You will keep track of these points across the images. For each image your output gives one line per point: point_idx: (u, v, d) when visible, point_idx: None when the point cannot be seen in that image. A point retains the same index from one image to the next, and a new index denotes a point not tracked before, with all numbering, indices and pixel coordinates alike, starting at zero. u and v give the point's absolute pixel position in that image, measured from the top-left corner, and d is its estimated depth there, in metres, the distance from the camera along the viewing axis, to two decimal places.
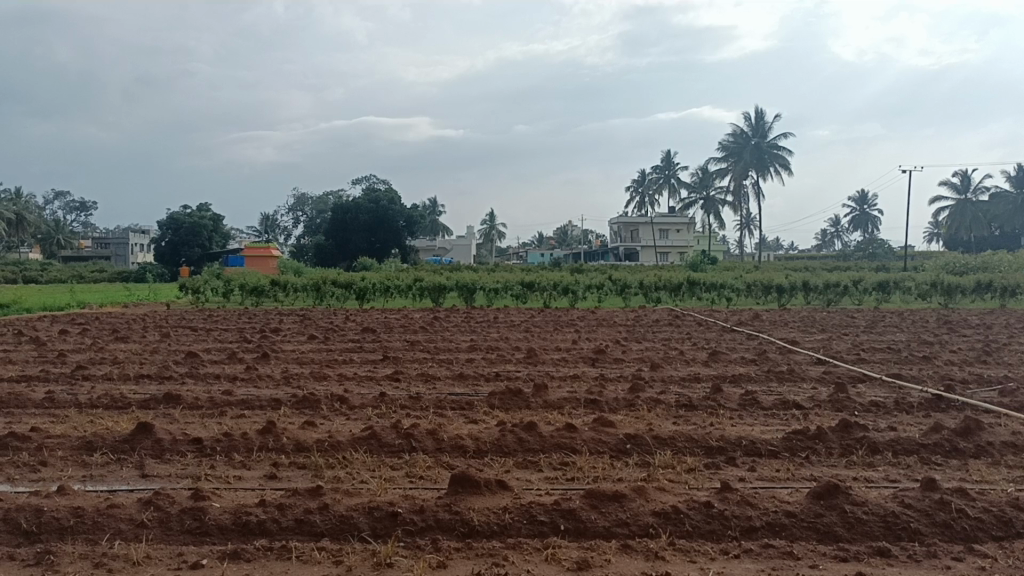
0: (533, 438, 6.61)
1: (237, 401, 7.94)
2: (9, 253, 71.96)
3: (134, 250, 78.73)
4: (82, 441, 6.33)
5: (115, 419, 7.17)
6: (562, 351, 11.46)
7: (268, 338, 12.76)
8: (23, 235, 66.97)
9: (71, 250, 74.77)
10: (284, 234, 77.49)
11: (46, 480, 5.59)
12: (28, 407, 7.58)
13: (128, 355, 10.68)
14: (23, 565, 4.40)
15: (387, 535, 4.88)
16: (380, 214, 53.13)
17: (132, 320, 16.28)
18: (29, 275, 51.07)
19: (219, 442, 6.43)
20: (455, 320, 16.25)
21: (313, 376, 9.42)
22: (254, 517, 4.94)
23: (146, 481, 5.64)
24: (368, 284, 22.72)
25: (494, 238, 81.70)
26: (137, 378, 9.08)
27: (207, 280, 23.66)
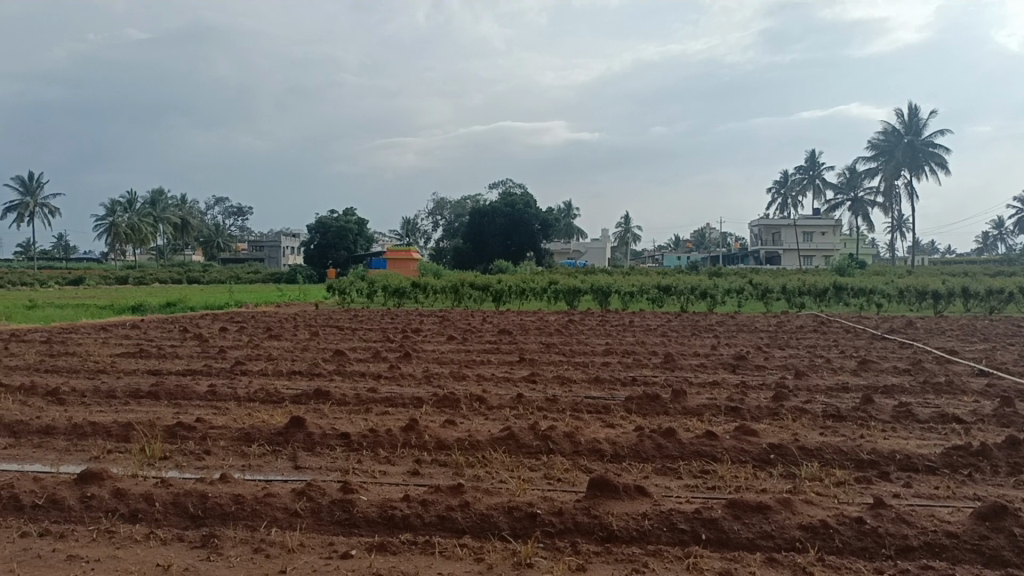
0: (672, 444, 6.51)
1: (382, 398, 8.23)
2: (175, 256, 77.54)
3: (286, 252, 82.90)
4: (241, 433, 6.73)
5: (271, 412, 7.59)
6: (701, 357, 11.24)
7: (410, 337, 13.18)
8: (188, 238, 72.07)
9: (229, 252, 79.80)
10: (424, 237, 79.71)
11: (210, 468, 5.97)
12: (193, 398, 8.14)
13: (281, 352, 11.28)
14: (191, 546, 4.72)
15: (526, 535, 4.93)
16: (516, 217, 53.69)
17: (285, 319, 17.21)
18: (192, 275, 54.83)
19: (365, 437, 6.68)
20: (590, 323, 16.20)
21: (453, 376, 9.64)
22: (399, 511, 5.10)
23: (298, 472, 5.93)
24: (505, 286, 23.00)
25: (629, 241, 81.06)
26: (289, 374, 9.58)
27: (353, 282, 24.72)
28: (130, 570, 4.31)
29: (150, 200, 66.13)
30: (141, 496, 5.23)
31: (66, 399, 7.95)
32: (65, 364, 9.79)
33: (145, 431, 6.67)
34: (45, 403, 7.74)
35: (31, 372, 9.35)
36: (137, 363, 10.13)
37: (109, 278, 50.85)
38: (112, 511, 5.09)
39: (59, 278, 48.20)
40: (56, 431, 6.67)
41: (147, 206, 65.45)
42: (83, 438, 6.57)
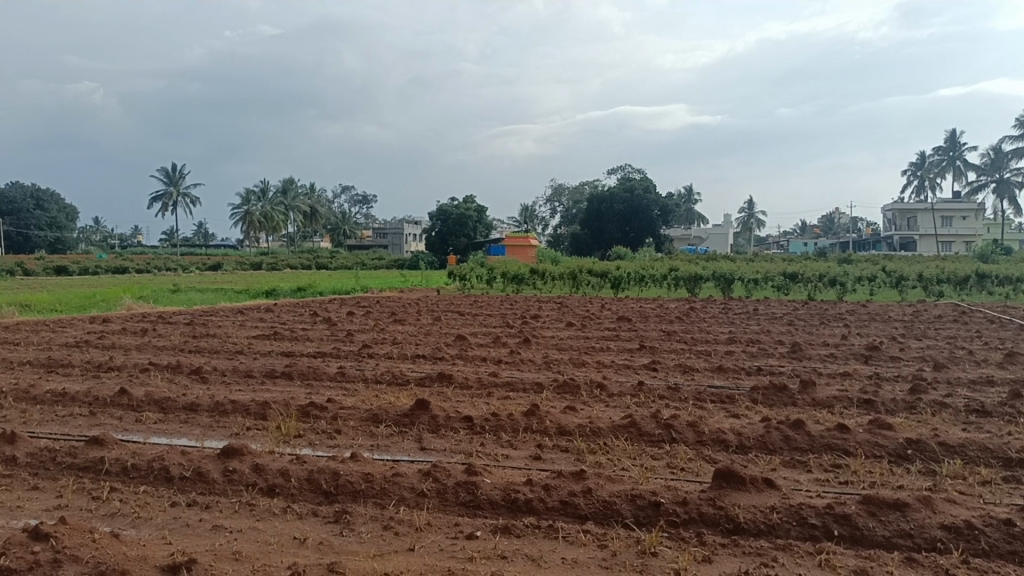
0: (801, 437, 6.30)
1: (503, 383, 8.33)
2: (304, 243, 80.79)
3: (409, 239, 84.86)
4: (369, 414, 6.96)
5: (397, 394, 7.80)
6: (830, 347, 10.82)
7: (529, 323, 13.26)
8: (317, 225, 74.86)
9: (355, 239, 82.50)
10: (542, 224, 79.99)
11: (341, 446, 6.21)
12: (324, 379, 8.47)
13: (405, 336, 11.58)
14: (325, 521, 4.92)
15: (650, 524, 4.88)
16: (635, 203, 53.09)
17: (409, 304, 17.69)
18: (321, 261, 56.92)
19: (487, 421, 6.78)
20: (713, 311, 15.86)
21: (573, 362, 9.64)
22: (522, 495, 5.15)
23: (424, 454, 6.08)
24: (623, 273, 22.77)
25: (752, 227, 78.84)
26: (414, 357, 9.83)
27: (472, 268, 25.13)
28: (270, 542, 4.53)
29: (282, 189, 68.97)
30: (278, 471, 5.49)
31: (208, 377, 8.43)
32: (206, 345, 10.38)
33: (280, 409, 6.99)
34: (190, 381, 8.23)
35: (177, 352, 9.95)
36: (271, 344, 10.62)
37: (245, 263, 53.51)
38: (252, 485, 5.36)
39: (200, 263, 51.10)
40: (200, 407, 7.07)
41: (279, 195, 68.39)
42: (225, 415, 6.94)
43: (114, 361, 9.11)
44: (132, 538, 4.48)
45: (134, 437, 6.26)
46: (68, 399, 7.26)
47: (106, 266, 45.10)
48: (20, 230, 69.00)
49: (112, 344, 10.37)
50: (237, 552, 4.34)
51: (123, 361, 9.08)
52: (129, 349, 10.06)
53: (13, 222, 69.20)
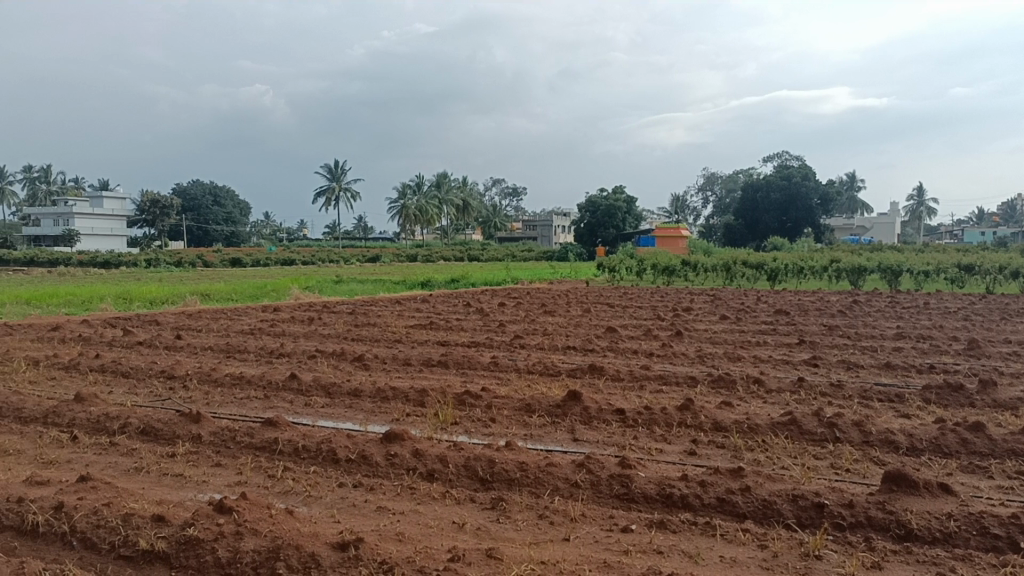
0: (981, 441, 5.87)
1: (655, 376, 8.23)
2: (457, 236, 82.80)
3: (558, 231, 85.11)
4: (522, 403, 7.05)
5: (549, 385, 7.87)
6: (1013, 345, 9.99)
7: (681, 316, 13.01)
8: (469, 218, 76.49)
9: (505, 232, 83.71)
10: (693, 215, 78.35)
11: (496, 435, 6.33)
12: (478, 368, 8.67)
13: (556, 327, 11.66)
14: (482, 507, 5.03)
15: (813, 526, 4.69)
16: (793, 191, 50.95)
17: (559, 295, 17.78)
18: (473, 253, 58.17)
19: (640, 414, 6.72)
20: (879, 305, 15.02)
21: (728, 357, 9.39)
22: (678, 490, 5.07)
23: (577, 445, 6.11)
24: (781, 265, 21.89)
25: (922, 216, 73.97)
26: (565, 349, 9.88)
27: (622, 260, 24.94)
28: (431, 525, 4.69)
29: (435, 183, 70.91)
30: (437, 457, 5.66)
31: (370, 364, 8.81)
32: (367, 333, 10.84)
33: (437, 397, 7.20)
34: (353, 368, 8.63)
35: (340, 340, 10.46)
36: (427, 334, 10.97)
37: (401, 255, 55.46)
38: (412, 469, 5.56)
39: (360, 256, 53.47)
40: (363, 393, 7.40)
41: (432, 189, 70.38)
42: (386, 401, 7.24)
43: (284, 348, 9.69)
44: (304, 515, 4.76)
45: (303, 420, 6.63)
46: (245, 383, 7.79)
47: (275, 258, 47.99)
48: (200, 225, 74.45)
49: (283, 332, 11.02)
50: (400, 534, 4.51)
51: (293, 348, 9.64)
52: (298, 337, 10.67)
53: (194, 218, 74.72)
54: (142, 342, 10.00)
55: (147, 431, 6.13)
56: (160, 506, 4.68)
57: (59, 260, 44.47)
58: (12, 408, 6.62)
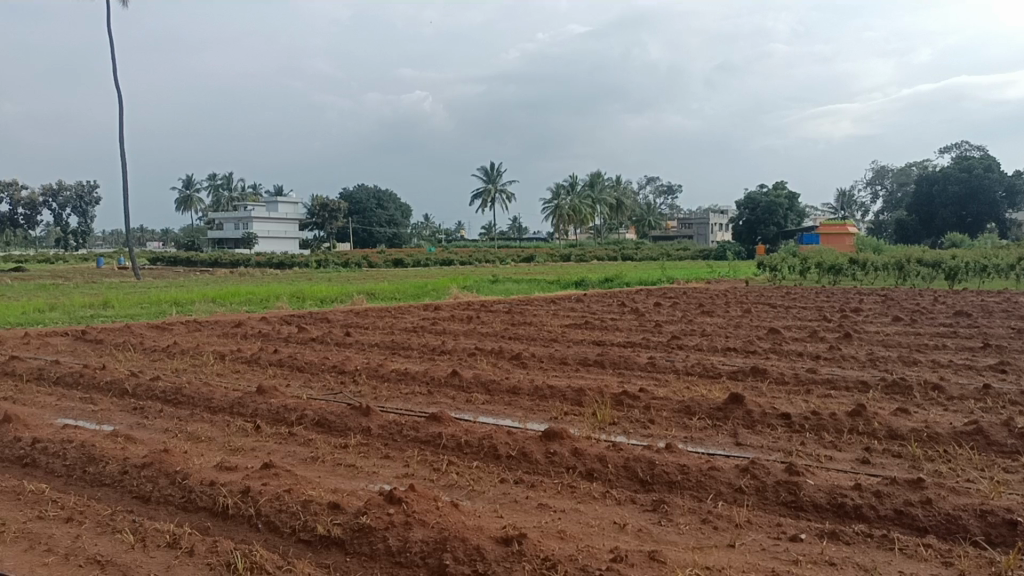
0: None
1: (823, 380, 7.87)
2: (611, 235, 82.50)
3: (715, 229, 83.04)
4: (682, 405, 6.93)
5: (709, 387, 7.69)
6: None
7: (849, 317, 12.39)
8: (623, 217, 75.97)
9: (660, 230, 82.59)
10: (861, 211, 74.41)
11: (655, 436, 6.26)
12: (635, 369, 8.60)
13: (715, 328, 11.38)
14: (643, 509, 4.98)
15: (1005, 544, 4.34)
16: (973, 184, 47.45)
17: (716, 295, 17.34)
18: (627, 252, 57.74)
19: (808, 420, 6.46)
20: None
21: (903, 361, 8.84)
22: (850, 500, 4.84)
23: (741, 449, 5.94)
24: (961, 263, 20.42)
25: None
26: (725, 350, 9.62)
27: (784, 258, 24.03)
28: (592, 524, 4.69)
29: (589, 183, 70.89)
30: (596, 457, 5.66)
31: (527, 363, 8.93)
32: (524, 332, 11.00)
33: (595, 397, 7.20)
34: (511, 366, 8.77)
35: (498, 338, 10.66)
36: (583, 333, 10.98)
37: (555, 255, 55.77)
38: (572, 467, 5.58)
39: (516, 256, 54.27)
40: (521, 391, 7.51)
41: (586, 188, 70.44)
42: (544, 399, 7.31)
43: (445, 345, 9.98)
44: (469, 509, 4.88)
45: (465, 416, 6.81)
46: (409, 379, 8.08)
47: (434, 258, 49.53)
48: (365, 227, 77.94)
49: (443, 330, 11.36)
50: (561, 531, 4.54)
51: (454, 346, 9.91)
52: (458, 335, 10.96)
53: (358, 221, 78.20)
54: (314, 339, 10.57)
55: (321, 423, 6.48)
56: (334, 495, 4.94)
57: (240, 261, 47.76)
58: (203, 398, 7.17)
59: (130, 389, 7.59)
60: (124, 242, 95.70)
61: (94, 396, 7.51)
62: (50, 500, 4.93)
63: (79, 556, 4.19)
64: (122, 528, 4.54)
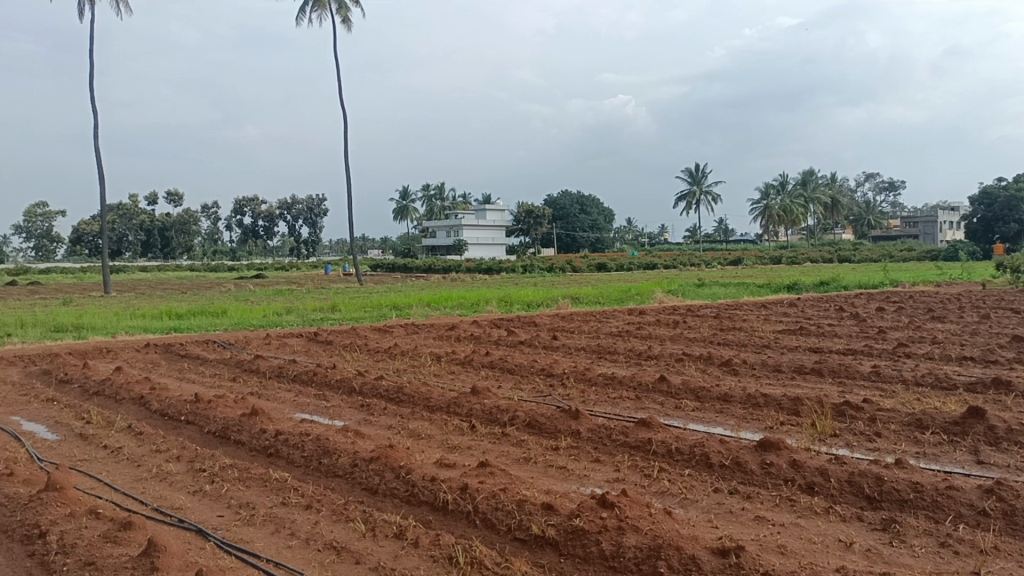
0: None
1: None
2: (825, 236, 78.28)
3: (945, 227, 76.49)
4: (912, 418, 6.44)
5: (943, 400, 7.08)
6: None
7: None
8: (839, 216, 71.85)
9: (880, 230, 77.33)
10: None
11: (882, 451, 5.85)
12: (857, 378, 8.09)
13: (947, 335, 10.46)
14: (871, 528, 4.67)
15: None
16: None
17: (948, 299, 15.94)
18: (843, 254, 54.48)
19: None
20: None
21: None
22: None
23: (983, 468, 5.41)
24: None
25: None
26: (960, 360, 8.82)
27: None
28: (815, 541, 4.45)
29: (801, 180, 67.63)
30: (817, 470, 5.37)
31: (738, 370, 8.64)
32: (734, 338, 10.66)
33: (813, 406, 6.85)
34: (721, 373, 8.52)
35: (707, 344, 10.42)
36: (798, 340, 10.47)
37: (764, 258, 53.67)
38: (791, 480, 5.33)
39: (722, 259, 52.78)
40: (734, 399, 7.29)
41: (798, 187, 67.27)
42: (757, 408, 7.05)
43: (652, 350, 9.88)
44: (683, 517, 4.80)
45: (676, 423, 6.70)
46: (617, 383, 8.08)
47: (638, 263, 49.20)
48: (568, 233, 78.94)
49: (649, 334, 11.25)
50: (782, 546, 4.35)
51: (661, 351, 9.78)
52: (664, 340, 10.81)
53: (562, 226, 79.30)
54: (523, 342, 10.82)
55: (532, 425, 6.62)
56: (548, 496, 5.02)
57: (452, 267, 49.84)
58: (422, 397, 7.56)
59: (357, 388, 8.14)
60: (349, 252, 102.84)
61: (326, 393, 8.12)
62: (292, 487, 5.38)
63: (318, 541, 4.54)
64: (354, 517, 4.87)
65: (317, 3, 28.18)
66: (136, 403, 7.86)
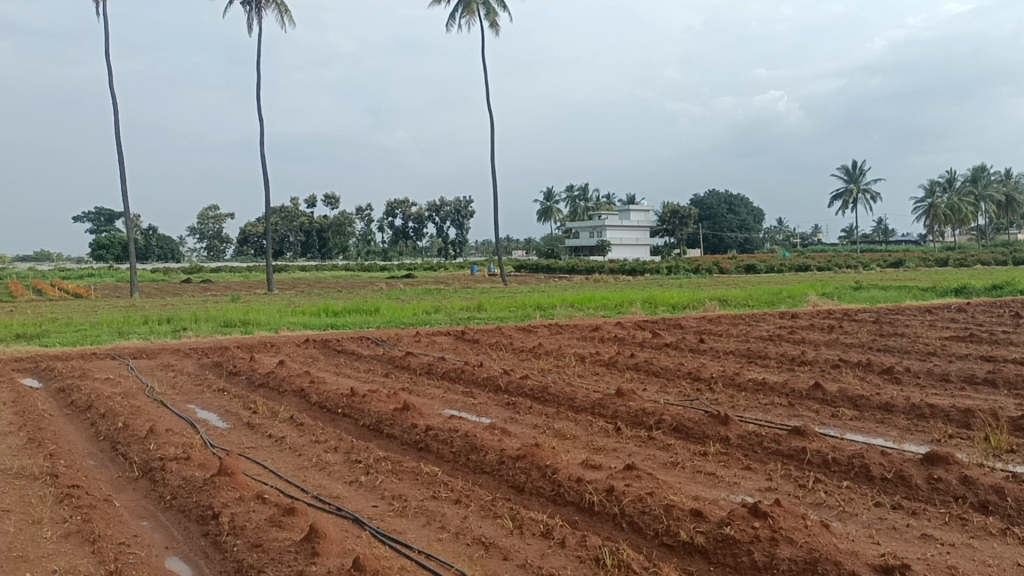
0: None
1: None
2: (998, 236, 72.78)
3: None
4: None
5: None
6: None
7: None
8: (1014, 214, 66.64)
9: None
10: None
11: None
12: None
13: None
14: None
15: None
16: None
17: None
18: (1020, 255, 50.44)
19: None
20: None
21: None
22: None
23: None
24: None
25: None
26: None
27: None
28: (990, 564, 4.14)
29: (971, 177, 63.15)
30: (992, 488, 4.99)
31: (900, 378, 8.17)
32: (896, 345, 10.07)
33: (987, 420, 6.37)
34: (882, 381, 8.08)
35: (866, 350, 9.90)
36: (968, 347, 9.76)
37: (929, 259, 50.44)
38: (961, 498, 4.98)
39: (881, 260, 50.06)
40: (896, 409, 6.89)
41: (967, 184, 62.89)
42: (922, 419, 6.63)
43: (805, 355, 9.49)
44: (840, 531, 4.57)
45: (832, 432, 6.40)
46: (768, 390, 7.80)
47: (790, 265, 47.45)
48: (716, 233, 77.27)
49: (802, 339, 10.81)
50: (952, 567, 4.07)
51: (815, 356, 9.38)
52: (819, 345, 10.36)
53: (709, 226, 77.83)
54: (669, 345, 10.65)
55: (679, 429, 6.50)
56: (697, 502, 4.91)
57: (596, 268, 49.73)
58: (567, 397, 7.57)
59: (503, 386, 8.26)
60: (494, 252, 104.60)
61: (473, 391, 8.29)
62: (442, 482, 5.52)
63: (467, 536, 4.64)
64: (502, 514, 4.94)
65: (466, 7, 28.79)
66: (297, 395, 8.30)
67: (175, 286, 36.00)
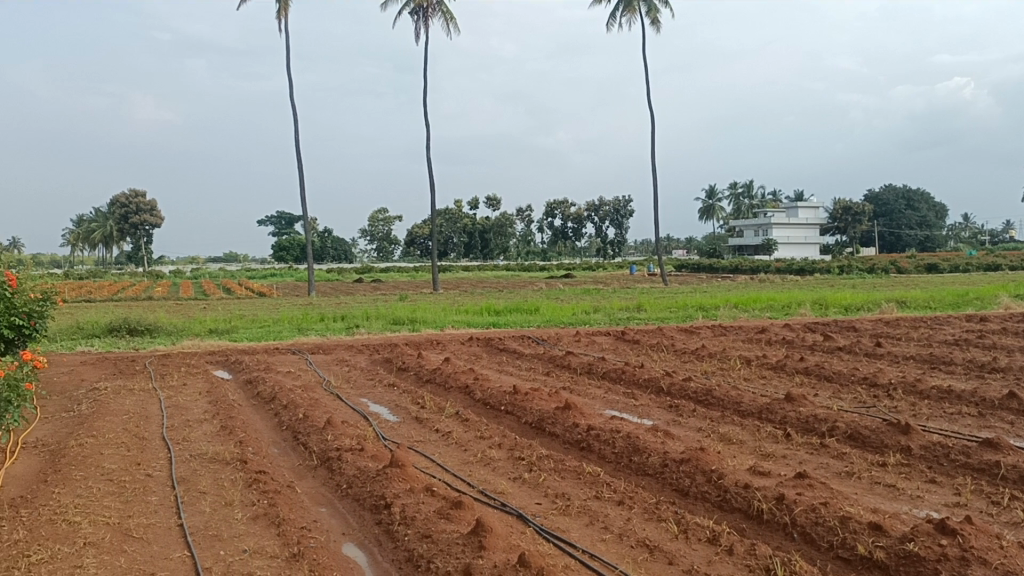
0: None
1: None
2: None
3: None
4: None
5: None
6: None
7: None
8: None
9: None
10: None
11: None
12: None
13: None
14: None
15: None
16: None
17: None
18: None
19: None
20: None
21: None
22: None
23: None
24: None
25: None
26: None
27: None
28: None
29: None
30: None
31: None
32: None
33: None
34: None
35: None
36: None
37: None
38: None
39: None
40: None
41: None
42: None
43: (997, 362, 8.77)
44: None
45: None
46: (954, 398, 7.26)
47: (977, 263, 43.98)
48: (892, 230, 72.90)
49: (994, 344, 9.99)
50: None
51: (1008, 363, 8.65)
52: (1013, 351, 9.55)
53: (885, 223, 73.62)
54: (841, 348, 10.14)
55: (855, 437, 6.17)
56: (876, 515, 4.64)
57: (761, 267, 48.13)
58: (732, 401, 7.36)
59: (665, 388, 8.14)
60: (655, 252, 103.36)
61: (635, 392, 8.22)
62: (605, 482, 5.51)
63: (631, 538, 4.60)
64: (666, 518, 4.86)
65: (627, 6, 28.63)
66: (461, 391, 8.53)
67: (348, 285, 37.96)
